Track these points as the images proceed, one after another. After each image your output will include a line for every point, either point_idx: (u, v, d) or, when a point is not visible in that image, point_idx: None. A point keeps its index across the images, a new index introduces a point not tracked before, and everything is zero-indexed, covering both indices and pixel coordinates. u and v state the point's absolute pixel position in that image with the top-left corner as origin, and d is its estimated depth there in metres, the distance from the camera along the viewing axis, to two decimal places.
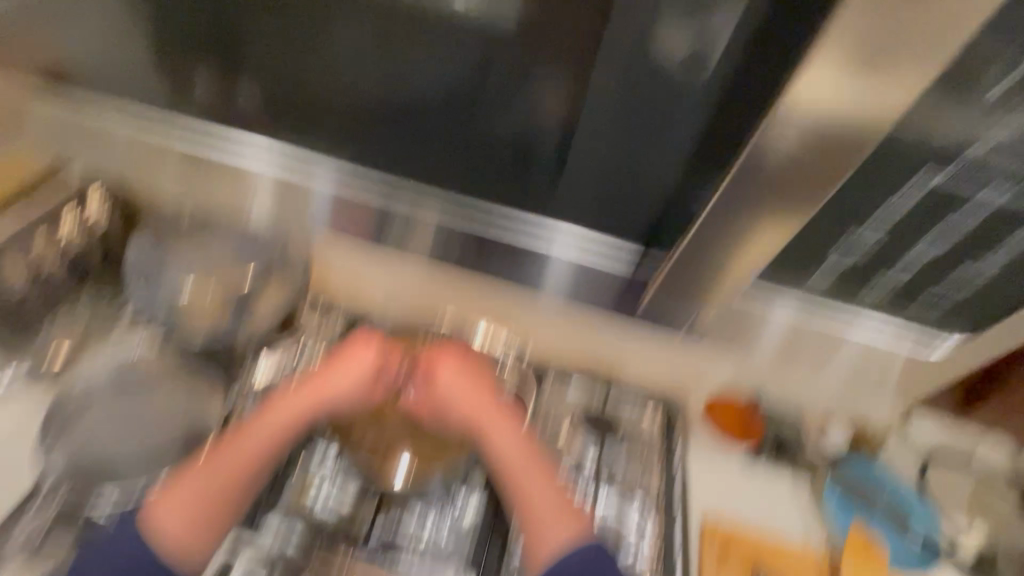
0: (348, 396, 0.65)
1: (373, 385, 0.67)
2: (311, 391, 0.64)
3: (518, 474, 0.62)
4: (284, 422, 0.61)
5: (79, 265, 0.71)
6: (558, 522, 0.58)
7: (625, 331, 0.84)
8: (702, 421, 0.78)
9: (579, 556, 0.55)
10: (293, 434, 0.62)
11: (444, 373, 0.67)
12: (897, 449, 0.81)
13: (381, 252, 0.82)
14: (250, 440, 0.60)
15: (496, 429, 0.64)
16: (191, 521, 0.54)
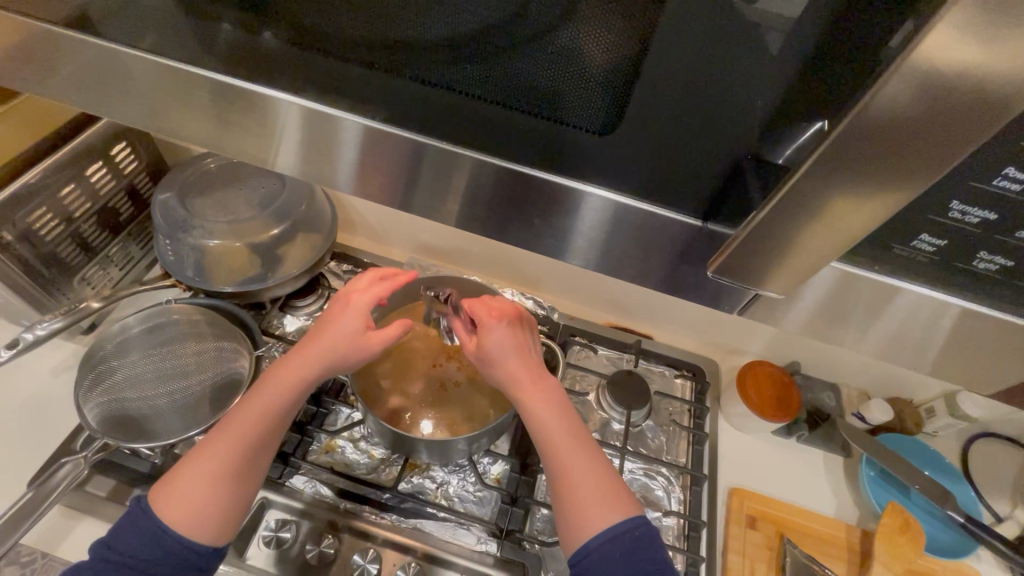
0: (340, 355, 0.52)
1: (361, 341, 0.53)
2: (292, 363, 0.52)
3: (564, 455, 0.50)
4: (272, 394, 0.51)
5: (106, 216, 0.70)
6: (606, 503, 0.48)
7: (652, 303, 0.83)
8: (729, 395, 0.77)
9: (629, 531, 0.47)
10: (293, 398, 0.52)
11: (494, 330, 0.53)
12: (927, 430, 0.80)
13: (408, 217, 0.82)
14: (253, 411, 0.51)
15: (543, 398, 0.52)
16: (194, 500, 0.48)
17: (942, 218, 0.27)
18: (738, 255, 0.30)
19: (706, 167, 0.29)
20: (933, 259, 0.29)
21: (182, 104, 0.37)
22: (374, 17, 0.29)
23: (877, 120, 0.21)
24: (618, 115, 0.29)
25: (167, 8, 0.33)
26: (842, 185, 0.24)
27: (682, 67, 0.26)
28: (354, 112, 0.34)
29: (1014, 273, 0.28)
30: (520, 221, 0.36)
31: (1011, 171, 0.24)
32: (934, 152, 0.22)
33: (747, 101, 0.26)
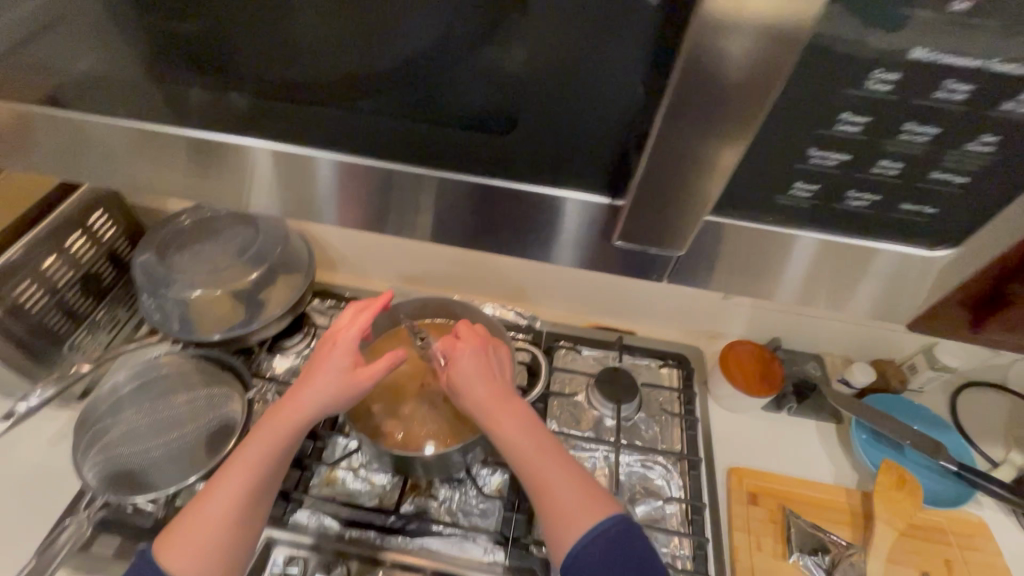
0: (329, 396, 0.54)
1: (350, 381, 0.54)
2: (285, 411, 0.54)
3: (539, 467, 0.52)
4: (269, 443, 0.52)
5: (89, 283, 0.72)
6: (585, 505, 0.51)
7: (629, 298, 0.85)
8: (715, 378, 0.78)
9: (605, 528, 0.50)
10: (290, 442, 0.53)
11: (461, 356, 0.58)
12: (912, 387, 0.81)
13: (384, 247, 0.84)
14: (251, 457, 0.52)
15: (512, 418, 0.55)
16: (198, 554, 0.48)
17: (803, 166, 0.28)
18: (635, 220, 0.32)
19: (612, 151, 0.31)
20: (817, 207, 0.30)
21: (141, 161, 0.39)
22: (291, 55, 0.32)
23: (726, 71, 0.24)
24: (513, 115, 0.32)
25: (111, 74, 0.35)
26: (713, 139, 0.27)
27: (570, 60, 0.28)
28: (291, 143, 0.36)
29: (884, 208, 0.30)
30: (470, 228, 0.38)
31: (847, 115, 0.26)
32: (762, 91, 0.25)
33: (630, 86, 0.28)
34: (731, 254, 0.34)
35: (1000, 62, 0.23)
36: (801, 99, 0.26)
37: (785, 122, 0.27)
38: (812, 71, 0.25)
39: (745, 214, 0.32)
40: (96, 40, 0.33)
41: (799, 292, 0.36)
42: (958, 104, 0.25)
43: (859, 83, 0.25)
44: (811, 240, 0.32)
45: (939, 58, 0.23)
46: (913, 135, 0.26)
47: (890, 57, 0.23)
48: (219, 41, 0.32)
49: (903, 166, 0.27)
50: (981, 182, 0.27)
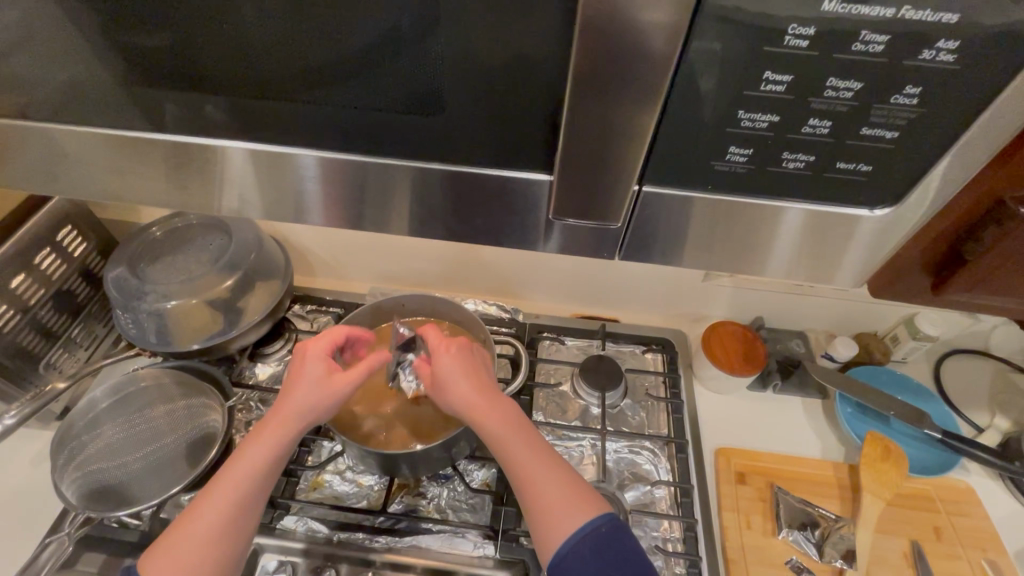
0: (309, 404, 0.54)
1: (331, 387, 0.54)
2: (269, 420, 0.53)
3: (526, 468, 0.51)
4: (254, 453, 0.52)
5: (62, 300, 0.71)
6: (574, 506, 0.50)
7: (611, 286, 0.84)
8: (700, 360, 0.79)
9: (595, 528, 0.49)
10: (275, 451, 0.53)
11: (445, 359, 0.56)
12: (895, 358, 0.82)
13: (362, 249, 0.83)
14: (236, 470, 0.51)
15: (497, 417, 0.54)
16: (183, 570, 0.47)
17: (736, 129, 0.28)
18: (566, 190, 0.31)
19: (551, 129, 0.31)
20: (755, 172, 0.30)
21: (93, 171, 0.39)
22: (228, 51, 0.31)
23: (646, 40, 0.24)
24: (445, 99, 0.31)
25: (50, 85, 0.34)
26: (637, 111, 0.27)
27: (500, 40, 0.28)
28: (233, 138, 0.36)
29: (821, 169, 0.29)
30: (430, 216, 0.38)
31: (770, 74, 0.26)
32: (666, 55, 0.25)
33: (564, 63, 0.28)
34: (686, 227, 0.34)
35: (911, 10, 0.23)
36: (726, 61, 0.25)
37: (716, 87, 0.27)
38: (731, 34, 0.24)
39: (690, 185, 0.31)
40: (25, 50, 0.32)
41: (759, 264, 0.36)
42: (879, 56, 0.25)
43: (778, 40, 0.25)
44: (753, 205, 0.32)
45: (851, 10, 0.23)
46: (838, 91, 0.26)
47: (804, 11, 0.23)
48: (158, 44, 0.31)
49: (833, 123, 0.27)
50: (912, 136, 0.27)
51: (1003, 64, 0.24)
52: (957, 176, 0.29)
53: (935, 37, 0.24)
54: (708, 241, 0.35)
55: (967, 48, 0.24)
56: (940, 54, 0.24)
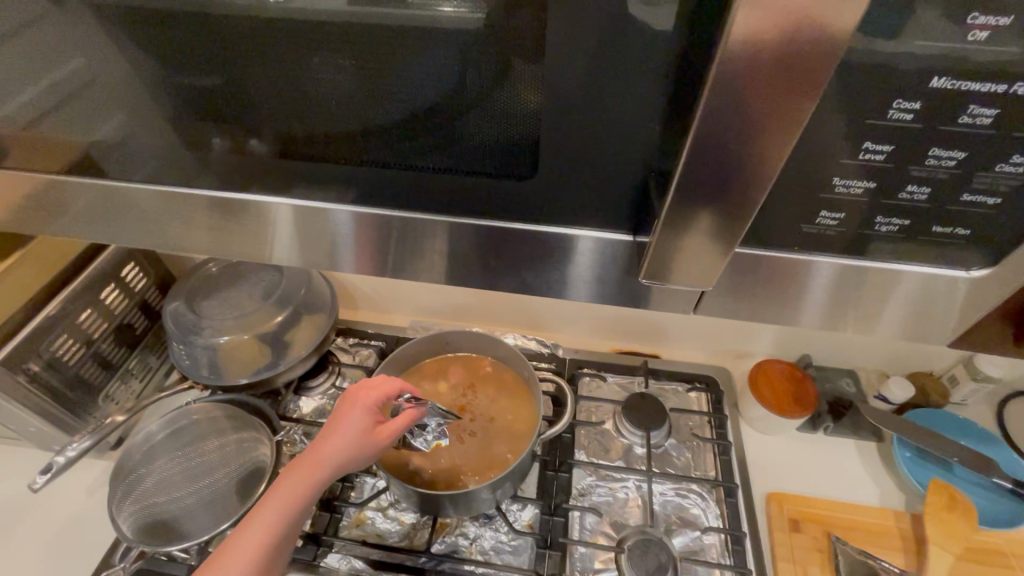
0: (346, 460, 0.48)
1: (375, 439, 0.49)
2: (303, 470, 0.47)
3: None
4: (283, 509, 0.45)
5: (122, 333, 0.74)
6: None
7: (651, 323, 0.84)
8: (746, 399, 0.76)
9: None
10: (307, 502, 0.47)
11: None
12: (954, 400, 0.78)
13: (404, 283, 0.85)
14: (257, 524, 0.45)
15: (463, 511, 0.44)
16: None
17: (828, 195, 0.28)
18: (658, 259, 0.31)
19: (632, 188, 0.32)
20: (843, 233, 0.30)
21: (168, 220, 0.41)
22: (315, 112, 0.33)
23: (746, 108, 0.24)
24: (534, 158, 0.32)
25: (141, 141, 0.37)
26: (738, 178, 0.26)
27: (585, 102, 0.29)
28: (305, 198, 0.37)
29: (914, 232, 0.29)
30: (489, 264, 0.38)
31: (869, 144, 0.26)
32: (790, 122, 0.24)
33: (643, 124, 0.29)
34: (757, 277, 0.33)
35: (1023, 86, 0.23)
36: (821, 126, 0.26)
37: (811, 151, 0.27)
38: (828, 104, 0.25)
39: (765, 243, 0.31)
40: (126, 110, 0.35)
41: (826, 316, 0.35)
42: (985, 128, 0.25)
43: (881, 113, 0.25)
44: (843, 266, 0.31)
45: (959, 85, 0.23)
46: (940, 160, 0.26)
47: (911, 87, 0.24)
48: (255, 111, 0.34)
49: (931, 190, 0.27)
50: (1016, 201, 0.27)
51: None
52: None
53: None
54: (776, 295, 0.34)
55: None
56: None
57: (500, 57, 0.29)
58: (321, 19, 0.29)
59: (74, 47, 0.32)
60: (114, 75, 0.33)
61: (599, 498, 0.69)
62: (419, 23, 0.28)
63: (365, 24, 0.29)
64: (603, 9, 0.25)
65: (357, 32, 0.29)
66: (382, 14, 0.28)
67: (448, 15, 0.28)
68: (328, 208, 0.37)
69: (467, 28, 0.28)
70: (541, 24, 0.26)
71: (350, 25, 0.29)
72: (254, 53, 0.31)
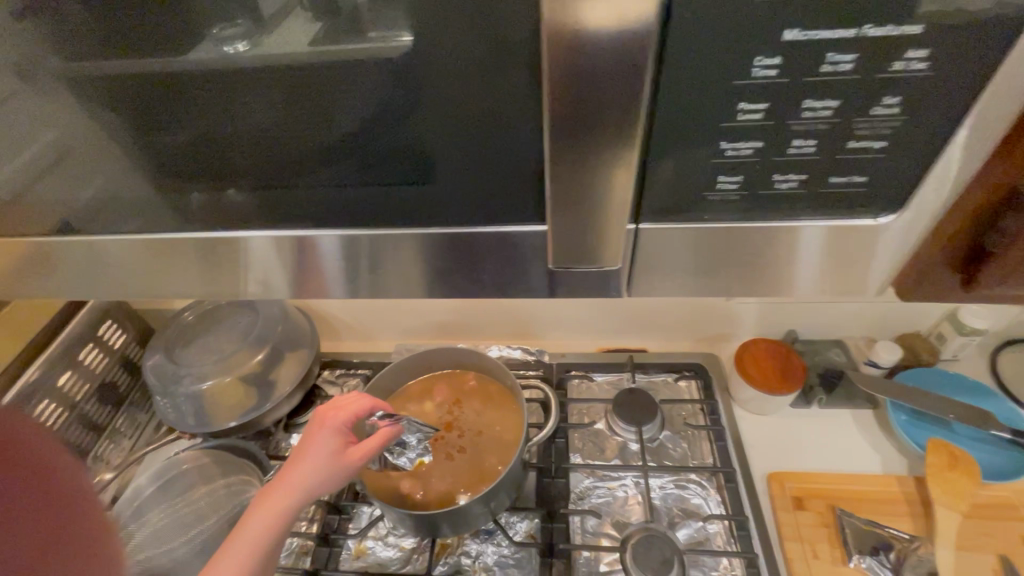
0: (319, 483, 0.47)
1: (344, 461, 0.48)
2: (275, 499, 0.46)
3: None
4: (259, 540, 0.45)
5: (106, 392, 0.74)
6: None
7: (634, 317, 0.84)
8: (735, 381, 0.76)
9: None
10: (281, 532, 0.46)
11: None
12: (944, 356, 0.78)
13: (383, 308, 0.85)
14: (233, 554, 0.45)
15: None
16: None
17: (722, 159, 0.29)
18: (564, 244, 0.33)
19: (534, 176, 0.32)
20: (749, 195, 0.30)
21: (125, 270, 0.41)
22: (240, 151, 0.33)
23: (592, 72, 0.25)
24: (431, 164, 0.33)
25: (79, 200, 0.37)
26: (614, 144, 0.27)
27: (476, 103, 0.29)
28: (250, 228, 0.38)
29: (816, 184, 0.30)
30: (439, 273, 0.39)
31: (744, 104, 0.26)
32: (634, 88, 0.25)
33: (529, 113, 0.29)
34: (691, 251, 0.34)
35: (873, 27, 0.24)
36: (700, 93, 0.26)
37: (686, 117, 0.27)
38: (690, 67, 0.25)
39: (684, 215, 0.32)
40: (56, 173, 0.36)
41: (767, 282, 0.36)
42: (850, 73, 0.25)
43: (746, 72, 0.25)
44: (756, 229, 0.32)
45: (811, 35, 0.24)
46: (815, 111, 0.27)
47: (767, 42, 0.24)
48: (205, 157, 0.34)
49: (817, 141, 0.28)
50: (900, 142, 0.28)
51: (978, 59, 0.24)
52: (968, 170, 0.28)
53: (903, 47, 0.24)
54: (716, 264, 0.35)
55: (937, 52, 0.24)
56: (911, 63, 0.25)
57: (410, 71, 0.28)
58: (271, 64, 0.29)
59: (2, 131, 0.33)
60: (50, 149, 0.34)
61: (599, 499, 0.68)
62: (379, 55, 0.28)
63: (328, 63, 0.29)
64: (476, 14, 0.26)
65: (320, 72, 0.29)
66: (343, 51, 0.28)
67: (403, 45, 0.27)
68: (274, 236, 0.38)
69: (392, 56, 0.28)
70: (418, 32, 0.27)
71: (285, 66, 0.29)
72: (169, 98, 0.31)
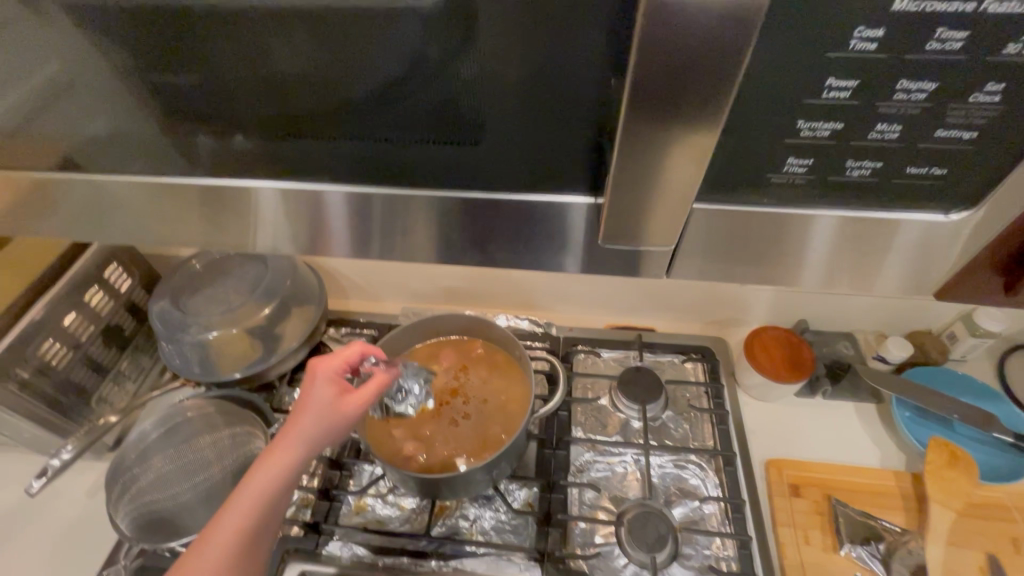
0: (322, 431, 0.48)
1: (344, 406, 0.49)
2: (278, 450, 0.46)
3: None
4: (265, 490, 0.45)
5: (111, 335, 0.74)
6: None
7: (645, 296, 0.83)
8: (742, 366, 0.76)
9: None
10: (288, 480, 0.47)
11: None
12: (953, 357, 0.77)
13: (393, 269, 0.84)
14: (240, 505, 0.45)
15: None
16: None
17: (796, 139, 0.27)
18: (620, 213, 0.31)
19: (589, 144, 0.30)
20: (815, 180, 0.29)
21: (132, 212, 0.40)
22: (268, 95, 0.31)
23: (680, 41, 0.23)
24: (483, 125, 0.31)
25: (84, 133, 0.35)
26: (691, 122, 0.26)
27: (532, 61, 0.27)
28: (263, 178, 0.36)
29: (891, 173, 0.28)
30: (460, 239, 0.37)
31: (832, 81, 0.25)
32: (730, 63, 0.23)
33: (592, 76, 0.27)
34: (733, 233, 0.33)
35: (993, 2, 0.21)
36: (783, 66, 0.24)
37: (768, 90, 0.26)
38: (786, 37, 0.23)
39: (741, 197, 0.31)
40: (65, 104, 0.33)
41: (801, 270, 0.35)
42: (955, 54, 0.23)
43: (842, 45, 0.23)
44: (814, 216, 0.31)
45: (926, 7, 0.22)
46: (909, 94, 0.25)
47: (871, 12, 0.22)
48: (223, 97, 0.32)
49: (903, 127, 0.26)
50: (991, 131, 0.26)
51: None
52: None
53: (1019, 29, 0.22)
54: (754, 250, 0.34)
55: None
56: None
57: (461, 20, 0.26)
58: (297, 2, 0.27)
59: (20, 55, 0.31)
60: (64, 79, 0.32)
61: (598, 473, 0.69)
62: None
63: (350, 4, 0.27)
64: None
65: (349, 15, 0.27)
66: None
67: None
68: (289, 188, 0.36)
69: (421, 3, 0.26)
70: None
71: (304, 8, 0.27)
72: (193, 30, 0.28)
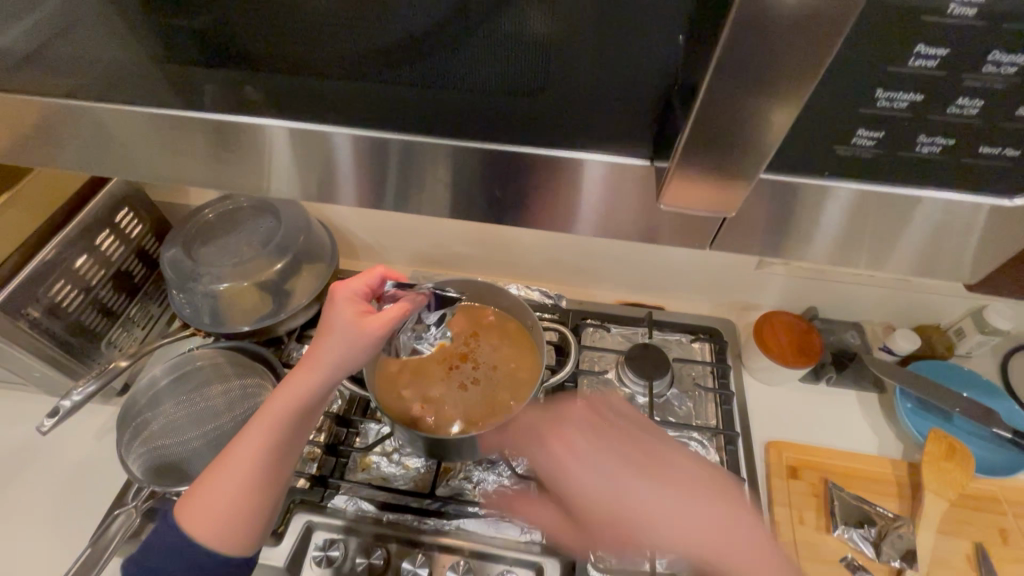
0: (340, 355, 0.46)
1: (359, 327, 0.46)
2: (297, 374, 0.48)
3: None
4: (283, 411, 0.48)
5: (120, 280, 0.73)
6: None
7: (656, 273, 0.82)
8: (750, 349, 0.76)
9: None
10: (308, 403, 0.48)
11: None
12: (959, 352, 0.78)
13: (406, 232, 0.83)
14: (262, 424, 0.48)
15: None
16: (212, 523, 0.48)
17: (870, 109, 0.27)
18: (688, 179, 0.29)
19: (652, 105, 0.29)
20: (878, 157, 0.29)
21: (142, 148, 0.38)
22: (308, 33, 0.30)
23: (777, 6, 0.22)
24: (543, 83, 0.30)
25: (97, 59, 0.33)
26: (772, 95, 0.25)
27: (602, 11, 0.26)
28: (274, 116, 0.34)
29: (959, 151, 0.28)
30: (482, 198, 0.36)
31: (922, 48, 0.24)
32: (830, 33, 0.22)
33: (669, 35, 0.26)
34: (773, 206, 0.32)
35: None
36: (870, 28, 0.24)
37: (856, 57, 0.25)
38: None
39: (795, 168, 0.30)
40: (85, 29, 0.32)
41: (830, 247, 0.34)
42: None
43: (941, 11, 0.23)
44: (866, 193, 0.30)
45: None
46: (998, 67, 0.24)
47: None
48: (256, 31, 0.30)
49: (984, 102, 0.26)
50: None
51: None
52: None
53: None
54: (789, 223, 0.33)
55: None
56: None
57: None
58: None
59: None
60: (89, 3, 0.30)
61: None
62: None
63: None
64: None
65: None
66: None
67: None
68: (300, 129, 0.34)
69: None
70: None
71: None
72: None
